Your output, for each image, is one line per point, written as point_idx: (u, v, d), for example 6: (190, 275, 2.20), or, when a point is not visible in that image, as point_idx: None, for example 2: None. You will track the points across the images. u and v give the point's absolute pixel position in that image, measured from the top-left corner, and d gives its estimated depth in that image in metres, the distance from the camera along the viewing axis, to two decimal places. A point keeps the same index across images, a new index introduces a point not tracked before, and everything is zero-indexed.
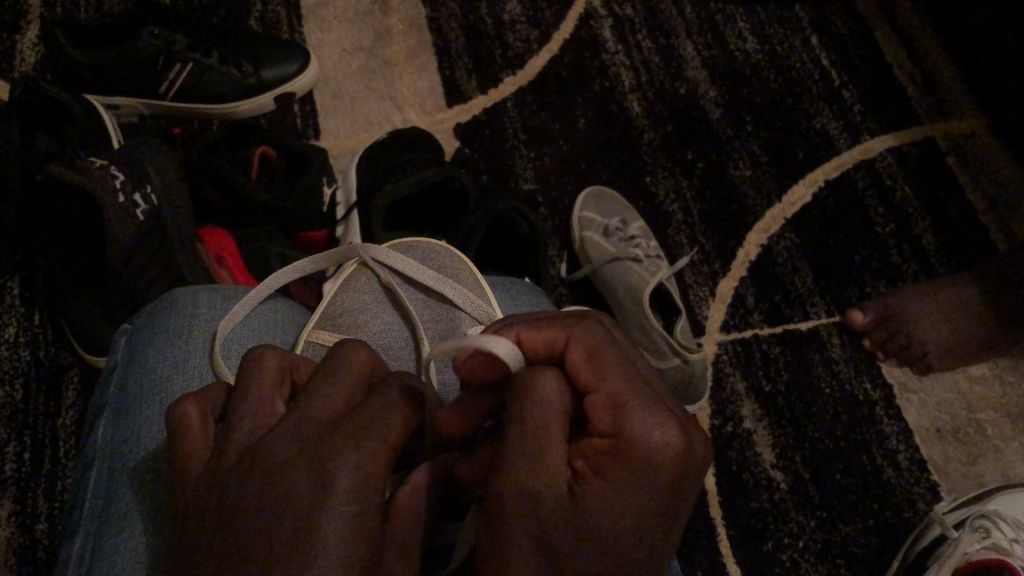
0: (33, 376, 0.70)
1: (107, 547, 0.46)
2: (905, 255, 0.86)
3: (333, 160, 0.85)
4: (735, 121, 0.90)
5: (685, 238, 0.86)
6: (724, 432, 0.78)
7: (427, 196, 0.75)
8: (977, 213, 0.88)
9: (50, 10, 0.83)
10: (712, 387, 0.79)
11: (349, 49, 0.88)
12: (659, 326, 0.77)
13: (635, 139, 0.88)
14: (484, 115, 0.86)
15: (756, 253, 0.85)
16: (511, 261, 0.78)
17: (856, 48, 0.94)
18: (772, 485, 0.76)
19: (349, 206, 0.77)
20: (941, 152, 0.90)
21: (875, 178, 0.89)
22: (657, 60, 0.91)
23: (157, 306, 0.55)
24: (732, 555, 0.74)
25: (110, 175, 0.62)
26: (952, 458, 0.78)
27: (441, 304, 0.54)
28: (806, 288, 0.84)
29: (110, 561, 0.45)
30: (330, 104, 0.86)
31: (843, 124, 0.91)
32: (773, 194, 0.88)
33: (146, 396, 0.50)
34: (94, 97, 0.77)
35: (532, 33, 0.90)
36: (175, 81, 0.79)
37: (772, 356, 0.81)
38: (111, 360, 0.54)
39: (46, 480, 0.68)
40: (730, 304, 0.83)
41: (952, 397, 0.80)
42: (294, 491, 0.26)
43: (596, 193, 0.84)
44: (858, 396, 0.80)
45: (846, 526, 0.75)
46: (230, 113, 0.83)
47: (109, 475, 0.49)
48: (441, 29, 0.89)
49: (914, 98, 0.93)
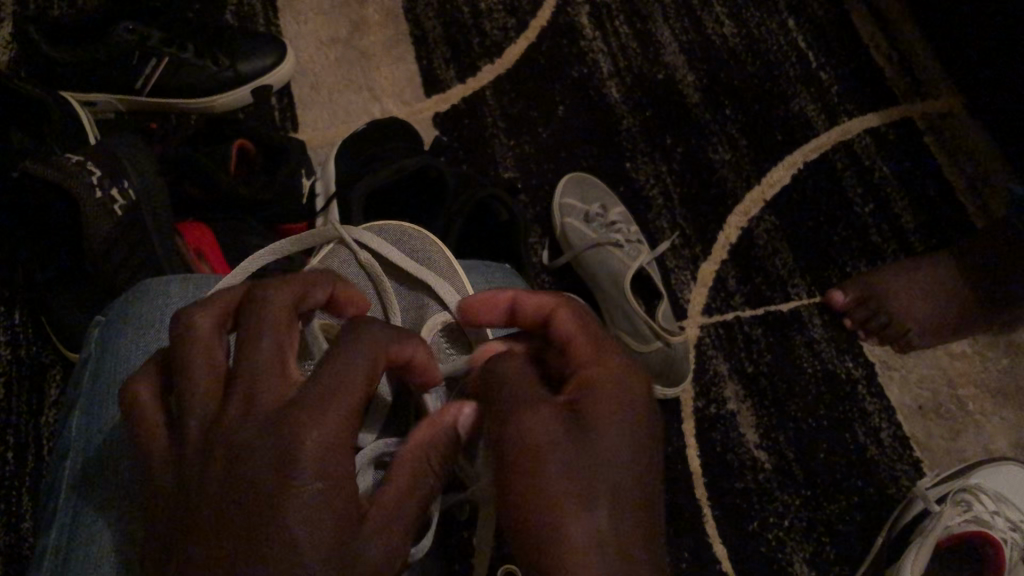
0: (15, 374, 0.70)
1: (80, 543, 0.46)
2: (885, 235, 0.87)
3: (312, 152, 0.85)
4: (714, 104, 0.91)
5: (665, 222, 0.86)
6: (708, 414, 0.78)
7: (407, 185, 0.75)
8: (955, 191, 0.88)
9: (21, 6, 0.82)
10: (695, 369, 0.80)
11: (326, 41, 0.88)
12: (640, 309, 0.77)
13: (614, 125, 0.89)
14: (463, 104, 0.86)
15: (737, 235, 0.85)
16: (492, 249, 0.78)
17: (834, 29, 0.94)
18: (756, 465, 0.77)
19: (328, 197, 0.77)
20: (918, 132, 0.91)
21: (853, 159, 0.89)
22: (635, 46, 0.91)
23: (129, 299, 0.55)
24: (718, 536, 0.74)
25: (86, 172, 0.62)
26: (933, 434, 0.79)
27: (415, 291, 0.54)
28: (787, 270, 0.85)
29: (84, 555, 0.45)
30: (308, 96, 0.86)
31: (821, 105, 0.91)
32: (753, 176, 0.88)
33: (117, 393, 0.50)
34: (70, 94, 0.77)
35: (509, 21, 0.90)
36: (151, 76, 0.79)
37: (754, 337, 0.81)
38: (81, 355, 0.54)
39: (31, 478, 0.68)
40: (710, 287, 0.83)
41: (933, 373, 0.81)
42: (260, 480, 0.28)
43: (574, 178, 0.85)
44: (840, 374, 0.81)
45: (831, 504, 0.76)
46: (207, 107, 0.83)
47: (83, 469, 0.48)
48: (418, 19, 0.89)
49: (891, 78, 0.93)
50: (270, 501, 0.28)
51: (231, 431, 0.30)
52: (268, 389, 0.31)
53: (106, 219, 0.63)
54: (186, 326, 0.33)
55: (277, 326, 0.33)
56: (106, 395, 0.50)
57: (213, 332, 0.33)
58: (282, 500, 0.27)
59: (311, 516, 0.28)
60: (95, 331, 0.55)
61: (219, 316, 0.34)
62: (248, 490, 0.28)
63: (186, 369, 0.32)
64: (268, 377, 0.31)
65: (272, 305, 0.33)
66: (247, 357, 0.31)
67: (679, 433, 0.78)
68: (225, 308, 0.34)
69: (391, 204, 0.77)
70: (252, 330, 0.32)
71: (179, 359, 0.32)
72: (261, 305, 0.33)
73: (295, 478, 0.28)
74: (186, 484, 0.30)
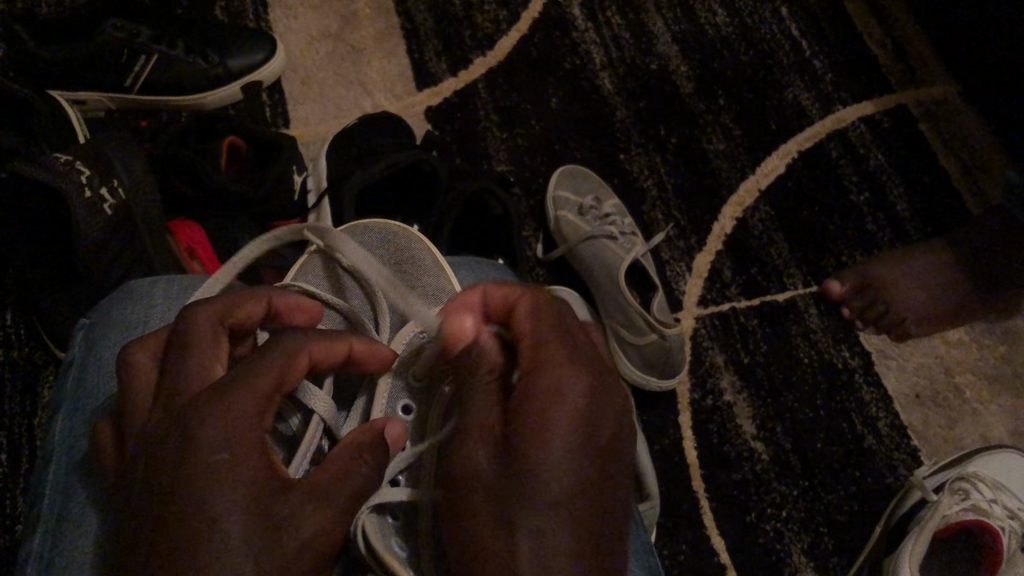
0: (8, 376, 0.70)
1: (64, 545, 0.46)
2: (880, 223, 0.86)
3: (303, 149, 0.84)
4: (707, 94, 0.90)
5: (659, 214, 0.86)
6: (704, 405, 0.78)
7: (398, 179, 0.75)
8: (950, 178, 0.88)
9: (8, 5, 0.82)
10: (691, 361, 0.80)
11: (316, 35, 0.87)
12: (633, 300, 0.76)
13: (607, 116, 0.88)
14: (454, 98, 0.86)
15: (732, 226, 0.85)
16: (484, 244, 0.77)
17: (826, 16, 0.94)
18: (754, 457, 0.77)
19: (320, 193, 0.76)
20: (913, 118, 0.90)
21: (848, 148, 0.89)
22: (627, 36, 0.91)
23: (112, 300, 0.54)
24: (716, 528, 0.74)
25: (75, 171, 0.62)
26: (931, 423, 0.78)
27: (399, 297, 0.54)
28: (783, 260, 0.84)
29: (67, 558, 0.45)
30: (299, 91, 0.86)
31: (814, 93, 0.91)
32: (747, 166, 0.88)
33: (99, 393, 0.50)
34: (58, 93, 0.77)
35: (500, 13, 0.90)
36: (141, 75, 0.78)
37: (750, 328, 0.81)
38: (67, 355, 0.54)
39: (25, 480, 0.68)
40: (706, 278, 0.83)
41: (931, 361, 0.81)
42: (181, 461, 0.31)
43: (568, 171, 0.84)
44: (837, 364, 0.81)
45: (829, 494, 0.76)
46: (197, 104, 0.82)
47: (68, 472, 0.48)
48: (409, 12, 0.88)
49: (885, 65, 0.92)
50: (178, 470, 0.31)
51: (158, 427, 0.33)
52: (189, 392, 0.34)
53: (98, 218, 0.63)
54: (131, 360, 0.37)
55: (201, 341, 0.36)
56: (92, 395, 0.50)
57: (152, 365, 0.37)
58: (187, 458, 0.31)
59: (226, 476, 0.31)
60: (79, 333, 0.55)
61: (157, 350, 0.38)
62: (164, 457, 0.32)
63: (130, 400, 0.36)
64: (187, 384, 0.35)
65: (197, 324, 0.37)
66: (173, 374, 0.35)
67: (675, 425, 0.77)
68: (159, 340, 0.38)
69: (382, 200, 0.76)
70: (177, 349, 0.36)
71: (125, 393, 0.36)
72: (186, 323, 0.37)
73: (207, 454, 0.31)
74: (131, 484, 0.33)
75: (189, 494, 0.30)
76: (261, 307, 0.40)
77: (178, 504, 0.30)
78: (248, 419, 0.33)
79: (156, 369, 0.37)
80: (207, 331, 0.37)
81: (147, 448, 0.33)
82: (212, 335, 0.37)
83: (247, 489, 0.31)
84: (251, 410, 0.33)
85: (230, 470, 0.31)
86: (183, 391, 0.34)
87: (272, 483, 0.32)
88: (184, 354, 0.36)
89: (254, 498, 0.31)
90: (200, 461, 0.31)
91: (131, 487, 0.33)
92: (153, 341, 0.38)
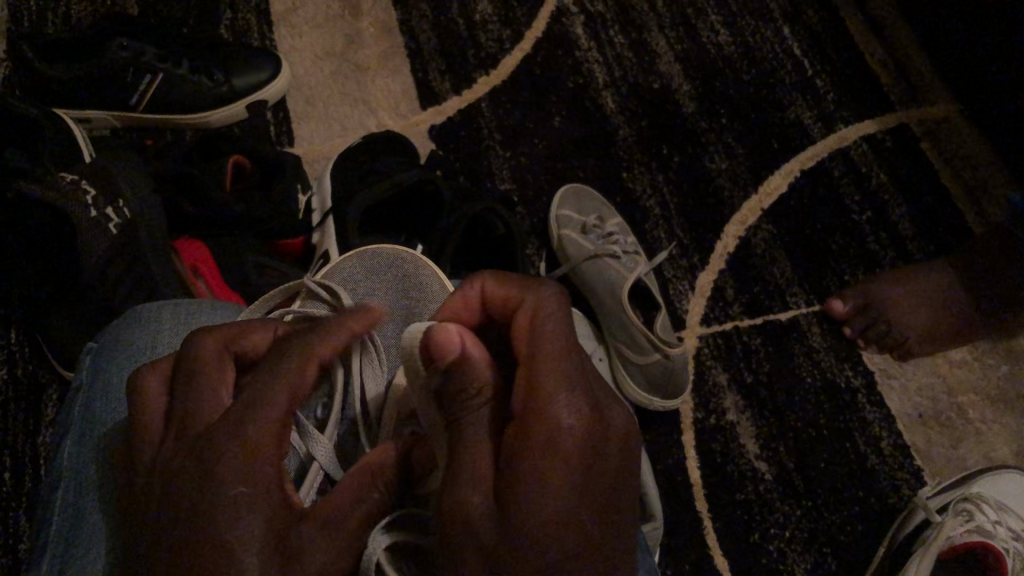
0: (11, 396, 0.70)
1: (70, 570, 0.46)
2: (883, 242, 0.86)
3: (307, 167, 0.84)
4: (710, 114, 0.90)
5: (662, 232, 0.86)
6: (707, 425, 0.78)
7: (402, 198, 0.75)
8: (952, 197, 0.88)
9: (17, 25, 0.82)
10: (694, 380, 0.80)
11: (321, 54, 0.88)
12: (639, 321, 0.76)
13: (610, 136, 0.89)
14: (458, 116, 0.86)
15: (734, 245, 0.85)
16: (489, 263, 0.77)
17: (828, 36, 0.94)
18: (757, 477, 0.77)
19: (325, 213, 0.77)
20: (915, 139, 0.90)
21: (850, 166, 0.89)
22: (630, 55, 0.91)
23: (119, 325, 0.54)
24: (719, 548, 0.74)
25: (82, 191, 0.63)
26: (935, 443, 0.78)
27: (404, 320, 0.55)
28: (785, 278, 0.84)
29: None
30: (304, 110, 0.86)
31: (817, 112, 0.91)
32: (749, 184, 0.88)
33: (104, 420, 0.50)
34: (64, 112, 0.78)
35: (504, 33, 0.90)
36: (146, 92, 0.79)
37: (753, 346, 0.81)
38: (73, 380, 0.54)
39: (27, 500, 0.68)
40: (709, 296, 0.83)
41: (934, 380, 0.81)
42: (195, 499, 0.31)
43: (570, 191, 0.84)
44: (839, 383, 0.81)
45: (832, 514, 0.76)
46: (202, 122, 0.83)
47: (76, 496, 0.49)
48: (412, 31, 0.89)
49: (887, 84, 0.93)
50: (196, 503, 0.31)
51: (170, 459, 0.33)
52: (202, 422, 0.34)
53: (102, 238, 0.63)
54: (138, 390, 0.38)
55: (211, 369, 0.37)
56: (99, 420, 0.51)
57: (160, 391, 0.37)
58: (204, 492, 0.31)
59: (243, 510, 0.31)
60: (87, 357, 0.55)
61: (167, 374, 0.38)
62: (179, 492, 0.32)
63: (141, 418, 0.37)
64: (199, 414, 0.35)
65: (206, 347, 0.37)
66: (186, 401, 0.35)
67: (678, 444, 0.78)
68: (169, 363, 0.39)
69: (384, 218, 0.77)
70: (186, 373, 0.36)
71: (134, 421, 0.37)
72: (197, 347, 0.37)
73: (223, 488, 0.31)
74: (145, 513, 0.33)
75: (212, 525, 0.30)
76: (268, 342, 0.41)
77: (197, 538, 0.30)
78: (262, 450, 0.32)
79: (165, 397, 0.37)
80: (217, 358, 0.37)
81: (161, 479, 0.33)
82: (223, 363, 0.37)
83: (267, 523, 0.31)
84: (267, 441, 0.33)
85: (247, 507, 0.31)
86: (194, 423, 0.34)
87: (285, 516, 0.32)
88: (198, 383, 0.36)
89: (272, 533, 0.31)
90: (218, 495, 0.31)
91: (145, 521, 0.33)
92: (161, 366, 0.39)
